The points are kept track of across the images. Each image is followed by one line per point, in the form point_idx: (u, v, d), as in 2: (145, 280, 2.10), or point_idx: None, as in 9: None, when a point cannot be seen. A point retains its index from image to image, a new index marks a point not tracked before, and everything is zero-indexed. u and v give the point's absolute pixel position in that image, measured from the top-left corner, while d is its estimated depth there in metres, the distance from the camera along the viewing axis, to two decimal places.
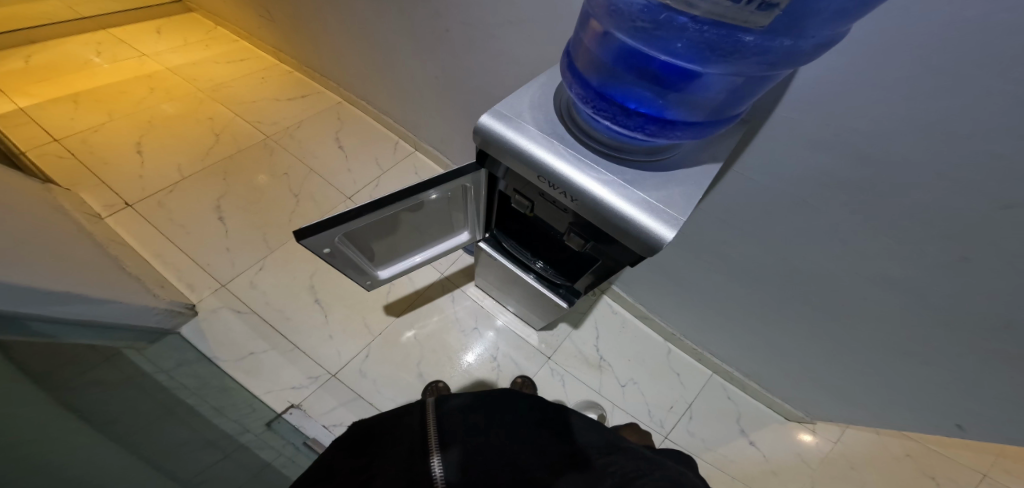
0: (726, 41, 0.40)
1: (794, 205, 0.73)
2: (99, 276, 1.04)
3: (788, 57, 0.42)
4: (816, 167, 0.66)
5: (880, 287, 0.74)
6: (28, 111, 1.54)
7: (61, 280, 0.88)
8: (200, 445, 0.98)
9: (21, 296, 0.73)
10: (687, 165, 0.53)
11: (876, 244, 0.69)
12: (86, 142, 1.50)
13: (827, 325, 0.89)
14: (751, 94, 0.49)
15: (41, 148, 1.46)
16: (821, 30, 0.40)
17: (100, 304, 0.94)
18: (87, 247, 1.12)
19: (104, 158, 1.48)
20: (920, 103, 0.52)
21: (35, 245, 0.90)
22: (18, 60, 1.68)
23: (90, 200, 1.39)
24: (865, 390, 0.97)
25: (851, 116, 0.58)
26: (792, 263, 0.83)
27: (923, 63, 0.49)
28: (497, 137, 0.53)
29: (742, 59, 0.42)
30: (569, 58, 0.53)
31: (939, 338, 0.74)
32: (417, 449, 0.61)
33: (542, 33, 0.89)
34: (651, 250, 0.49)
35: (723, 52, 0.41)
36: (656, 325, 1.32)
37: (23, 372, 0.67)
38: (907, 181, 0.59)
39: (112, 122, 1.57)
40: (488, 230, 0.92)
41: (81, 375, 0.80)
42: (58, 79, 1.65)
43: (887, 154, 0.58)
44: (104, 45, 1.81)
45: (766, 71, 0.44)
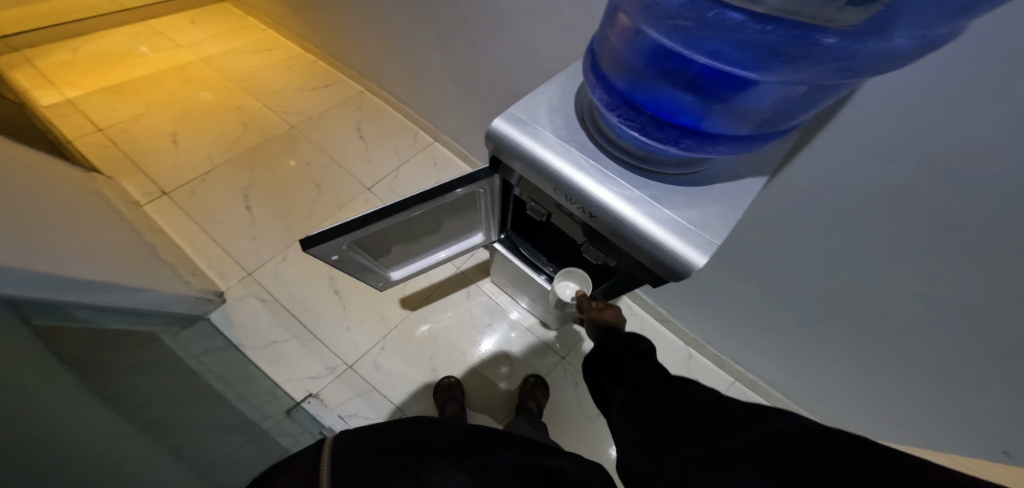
0: (793, 43, 0.36)
1: (837, 212, 0.67)
2: (135, 263, 1.05)
3: (872, 62, 0.36)
4: (870, 174, 0.59)
5: (933, 307, 0.68)
6: (74, 102, 1.58)
7: (100, 267, 0.89)
8: (225, 430, 1.00)
9: (66, 286, 0.76)
10: (723, 180, 0.48)
11: (934, 262, 0.62)
12: (126, 132, 1.54)
13: (868, 340, 0.83)
14: (808, 106, 0.44)
15: (86, 137, 1.50)
16: (923, 29, 0.34)
17: (137, 292, 0.98)
18: (125, 235, 1.13)
19: (141, 147, 1.51)
20: (1009, 112, 0.45)
21: (77, 232, 0.92)
22: (65, 52, 1.72)
23: (129, 188, 1.42)
24: (906, 410, 0.90)
25: (921, 120, 0.51)
26: (831, 274, 0.77)
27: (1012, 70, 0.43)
28: (511, 143, 0.49)
29: (811, 66, 0.37)
30: (593, 58, 0.49)
31: (998, 364, 0.68)
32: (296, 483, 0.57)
33: (565, 24, 0.85)
34: (678, 276, 0.45)
35: (786, 57, 0.37)
36: (677, 328, 1.27)
37: (59, 359, 0.68)
38: (979, 199, 0.52)
39: (150, 112, 1.60)
40: (502, 232, 0.90)
41: (118, 360, 0.83)
42: (102, 71, 1.69)
43: (957, 168, 0.52)
44: (144, 36, 1.83)
45: (837, 79, 0.38)
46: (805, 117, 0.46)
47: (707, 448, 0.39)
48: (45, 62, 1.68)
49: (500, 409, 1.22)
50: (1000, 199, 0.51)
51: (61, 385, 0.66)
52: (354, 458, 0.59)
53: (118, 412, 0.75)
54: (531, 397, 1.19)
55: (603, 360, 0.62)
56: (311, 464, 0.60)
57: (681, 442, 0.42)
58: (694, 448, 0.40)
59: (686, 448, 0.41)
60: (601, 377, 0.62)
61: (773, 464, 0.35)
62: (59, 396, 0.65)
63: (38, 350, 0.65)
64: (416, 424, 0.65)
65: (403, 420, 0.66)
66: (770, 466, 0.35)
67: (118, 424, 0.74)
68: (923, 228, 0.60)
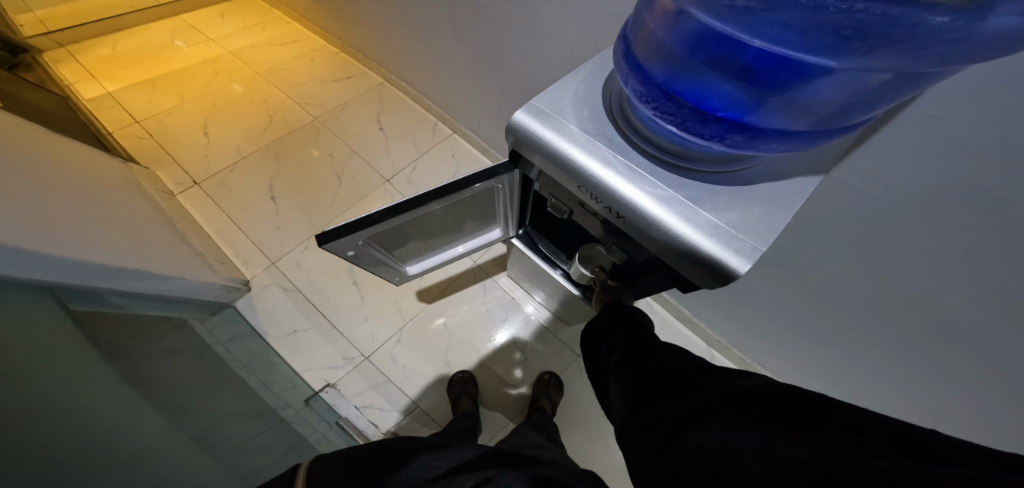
0: (884, 26, 0.32)
1: (888, 214, 0.61)
2: (168, 252, 1.07)
3: (985, 47, 0.31)
4: (925, 174, 0.54)
5: (988, 320, 0.62)
6: (113, 94, 1.63)
7: (135, 256, 0.91)
8: (248, 417, 1.02)
9: (105, 275, 0.78)
10: (768, 179, 0.45)
11: (993, 270, 0.57)
12: (161, 123, 1.57)
13: (909, 352, 0.77)
14: (877, 101, 0.40)
15: (124, 129, 1.54)
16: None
17: (171, 281, 0.99)
18: (160, 225, 1.16)
19: (175, 138, 1.55)
20: None
21: (113, 220, 0.95)
22: (106, 47, 1.77)
23: (164, 178, 1.46)
24: (953, 429, 0.83)
25: (999, 117, 0.45)
26: (875, 279, 0.71)
27: None
28: (533, 136, 0.47)
29: (894, 52, 0.33)
30: (626, 45, 0.46)
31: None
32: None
33: (591, 9, 0.81)
34: (717, 282, 0.42)
35: (873, 41, 0.33)
36: (700, 329, 1.22)
37: (93, 347, 0.70)
38: None
39: (184, 104, 1.63)
40: (521, 227, 0.87)
41: (146, 348, 0.84)
42: (139, 64, 1.73)
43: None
44: (178, 31, 1.87)
45: (930, 67, 0.34)
46: (874, 111, 0.42)
47: (690, 403, 0.46)
48: (87, 56, 1.73)
49: (513, 407, 1.21)
50: None
51: (94, 370, 0.68)
52: (329, 466, 0.61)
53: (148, 401, 0.77)
54: (544, 395, 1.16)
55: (597, 331, 0.66)
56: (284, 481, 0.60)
57: (668, 401, 0.48)
58: (678, 404, 0.47)
59: (673, 404, 0.47)
60: (596, 349, 0.65)
61: (744, 412, 0.41)
62: (90, 384, 0.67)
63: (76, 337, 0.68)
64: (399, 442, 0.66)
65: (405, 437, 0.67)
66: (745, 415, 0.41)
67: (147, 412, 0.76)
68: (989, 235, 0.54)
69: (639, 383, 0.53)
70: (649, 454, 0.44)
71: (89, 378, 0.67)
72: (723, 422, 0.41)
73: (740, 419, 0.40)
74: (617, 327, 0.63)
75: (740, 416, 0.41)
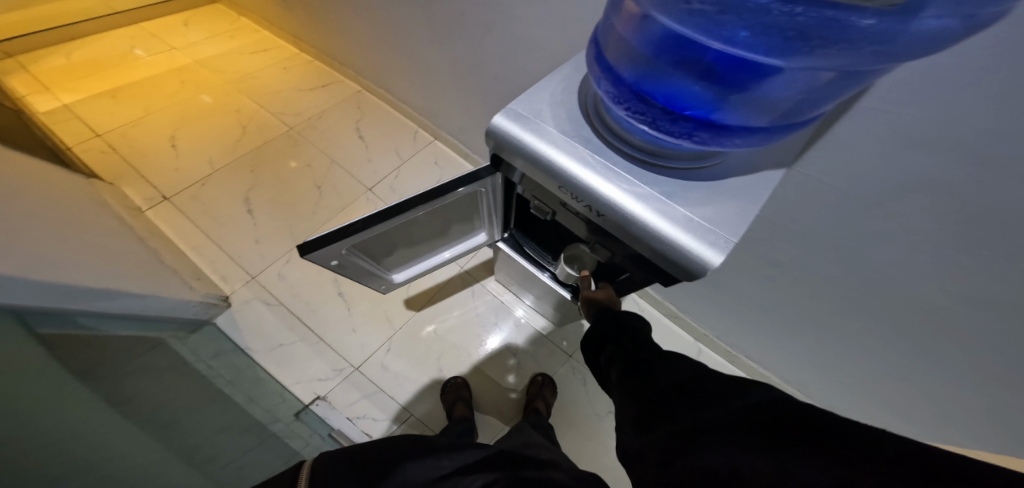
0: (823, 27, 0.35)
1: (856, 207, 0.65)
2: (139, 270, 1.05)
3: (915, 44, 0.35)
4: (884, 167, 0.58)
5: (955, 303, 0.66)
6: (72, 107, 1.58)
7: (102, 277, 0.89)
8: (240, 430, 1.00)
9: (66, 295, 0.75)
10: (738, 174, 0.47)
11: (956, 256, 0.60)
12: (125, 136, 1.53)
13: (884, 337, 0.81)
14: (832, 94, 0.43)
15: (85, 143, 1.49)
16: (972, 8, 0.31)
17: (142, 299, 0.97)
18: (129, 242, 1.13)
19: (141, 152, 1.51)
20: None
21: (79, 240, 0.92)
22: (60, 57, 1.72)
23: (131, 194, 1.42)
24: (929, 408, 0.88)
25: (939, 111, 0.49)
26: (847, 268, 0.75)
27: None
28: (513, 139, 0.48)
29: (839, 52, 0.36)
30: (598, 48, 0.48)
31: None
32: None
33: (567, 12, 0.82)
34: (694, 276, 0.44)
35: (816, 42, 0.36)
36: (686, 323, 1.25)
37: (68, 369, 0.68)
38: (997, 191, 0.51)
39: (149, 116, 1.59)
40: (506, 230, 0.89)
41: (126, 368, 0.82)
42: (99, 74, 1.69)
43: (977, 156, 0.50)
44: (138, 39, 1.83)
45: (871, 64, 0.37)
46: (829, 105, 0.45)
47: (693, 418, 0.44)
48: (40, 67, 1.67)
49: (508, 411, 1.21)
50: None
51: (70, 392, 0.66)
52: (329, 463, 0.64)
53: (129, 420, 0.76)
54: (539, 396, 1.17)
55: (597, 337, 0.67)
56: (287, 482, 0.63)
57: (668, 416, 0.47)
58: (675, 423, 0.45)
59: (673, 421, 0.46)
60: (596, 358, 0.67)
61: (744, 431, 0.40)
62: (66, 404, 0.65)
63: (51, 359, 0.66)
64: (397, 443, 0.66)
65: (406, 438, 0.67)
66: (747, 436, 0.39)
67: (126, 434, 0.75)
68: (949, 222, 0.57)
69: (641, 392, 0.52)
70: (648, 465, 0.45)
71: (65, 399, 0.66)
72: (725, 442, 0.40)
73: (742, 440, 0.39)
74: (612, 333, 0.65)
75: (744, 434, 0.39)
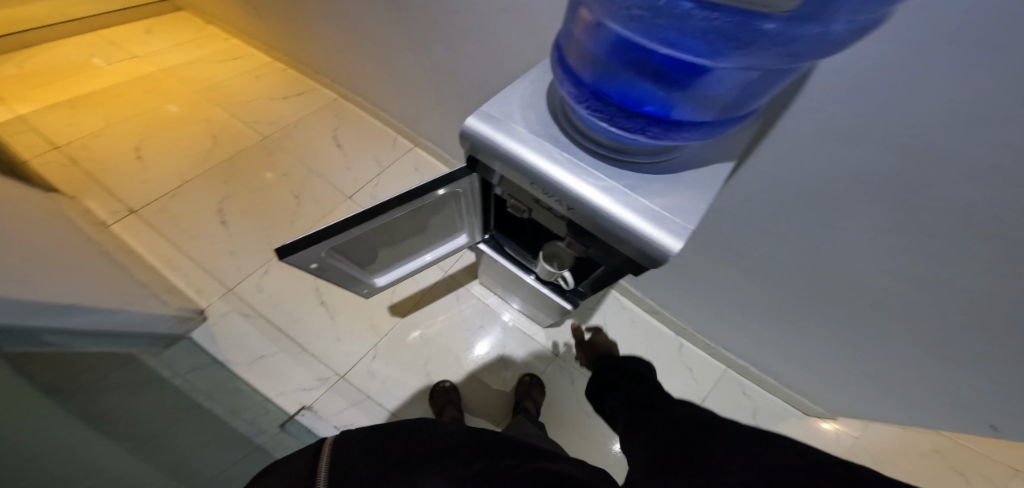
0: (737, 29, 0.39)
1: (815, 198, 0.70)
2: (106, 285, 1.03)
3: (822, 44, 0.40)
4: (833, 158, 0.63)
5: (905, 285, 0.72)
6: (27, 119, 1.53)
7: (69, 292, 0.87)
8: (222, 443, 1.02)
9: (34, 310, 0.73)
10: (694, 167, 0.51)
11: (905, 242, 0.66)
12: (87, 148, 1.49)
13: (846, 321, 0.87)
14: (766, 88, 0.47)
15: (43, 156, 1.45)
16: (853, 15, 0.38)
17: (112, 314, 0.96)
18: (95, 258, 1.10)
19: (105, 165, 1.47)
20: (955, 96, 0.47)
21: (42, 255, 0.89)
22: (13, 66, 1.66)
23: (95, 208, 1.38)
24: (892, 386, 0.94)
25: (877, 107, 0.54)
26: (810, 257, 0.80)
27: (947, 56, 0.45)
28: (485, 139, 0.51)
29: (760, 51, 0.40)
30: (560, 52, 0.51)
31: (973, 336, 0.71)
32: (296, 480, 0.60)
33: (540, 21, 0.86)
34: (657, 261, 0.48)
35: (739, 44, 0.40)
36: (666, 318, 1.30)
37: (35, 384, 0.67)
38: (934, 178, 0.56)
39: (111, 127, 1.56)
40: (487, 231, 0.91)
41: (96, 383, 0.81)
42: (56, 84, 1.64)
43: (913, 147, 0.55)
44: (96, 47, 1.79)
45: (786, 64, 0.42)
46: (762, 101, 0.50)
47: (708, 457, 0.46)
48: None
49: (497, 412, 1.23)
50: (954, 175, 0.54)
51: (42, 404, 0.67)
52: (349, 447, 0.63)
53: (100, 433, 0.76)
54: (528, 397, 1.19)
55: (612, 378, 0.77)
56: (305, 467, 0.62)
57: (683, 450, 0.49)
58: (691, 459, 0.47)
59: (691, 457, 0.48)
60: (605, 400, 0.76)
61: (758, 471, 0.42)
62: (35, 416, 0.65)
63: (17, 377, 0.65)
64: (417, 431, 0.66)
65: (425, 425, 0.67)
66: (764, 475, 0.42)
67: (99, 447, 0.75)
68: (897, 209, 0.62)
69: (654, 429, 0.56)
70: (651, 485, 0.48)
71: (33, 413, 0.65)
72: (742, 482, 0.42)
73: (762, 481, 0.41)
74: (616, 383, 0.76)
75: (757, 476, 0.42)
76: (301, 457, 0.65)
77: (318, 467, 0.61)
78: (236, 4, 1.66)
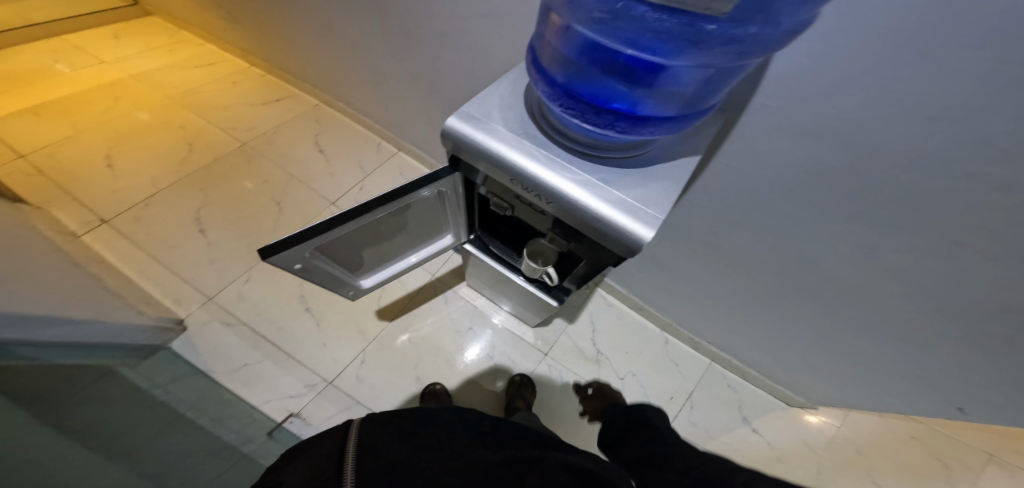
0: (686, 31, 0.42)
1: (785, 191, 0.74)
2: (77, 297, 1.00)
3: (768, 42, 0.43)
4: (800, 153, 0.67)
5: (871, 272, 0.76)
6: None
7: (39, 303, 0.86)
8: (205, 456, 0.98)
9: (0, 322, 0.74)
10: (665, 160, 0.54)
11: (869, 230, 0.70)
12: (53, 156, 1.45)
13: (820, 310, 0.91)
14: (724, 84, 0.50)
15: (6, 165, 1.39)
16: (791, 16, 0.41)
17: (83, 325, 0.94)
18: (66, 268, 1.06)
19: (73, 173, 1.43)
20: (907, 87, 0.52)
21: (11, 266, 0.88)
22: None
23: (63, 218, 1.33)
24: (865, 371, 0.98)
25: (834, 103, 0.58)
26: (784, 249, 0.84)
27: (897, 48, 0.50)
28: (466, 138, 0.53)
29: (711, 50, 0.43)
30: (534, 55, 0.54)
31: (935, 319, 0.76)
32: (332, 465, 0.57)
33: (517, 27, 0.89)
34: (632, 251, 0.50)
35: (692, 44, 0.43)
36: (651, 314, 1.33)
37: (13, 399, 0.67)
38: (892, 166, 0.60)
39: (78, 134, 1.52)
40: (472, 232, 0.93)
41: (75, 395, 0.79)
42: (18, 89, 1.59)
43: (870, 139, 0.59)
44: (61, 52, 1.76)
45: (737, 61, 0.45)
46: (719, 97, 0.52)
47: None
48: None
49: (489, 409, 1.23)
50: (908, 161, 0.58)
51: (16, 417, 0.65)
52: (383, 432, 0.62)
53: (81, 444, 0.74)
54: (519, 396, 1.20)
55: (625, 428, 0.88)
56: (336, 451, 0.59)
57: None
58: None
59: None
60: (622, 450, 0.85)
61: None
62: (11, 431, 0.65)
63: None
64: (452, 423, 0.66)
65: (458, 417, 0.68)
66: None
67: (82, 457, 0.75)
68: (860, 198, 0.67)
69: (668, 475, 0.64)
70: None
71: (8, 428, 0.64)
72: None
73: None
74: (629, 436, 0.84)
75: None
76: (326, 440, 0.61)
77: (350, 451, 0.58)
78: (210, 9, 1.65)
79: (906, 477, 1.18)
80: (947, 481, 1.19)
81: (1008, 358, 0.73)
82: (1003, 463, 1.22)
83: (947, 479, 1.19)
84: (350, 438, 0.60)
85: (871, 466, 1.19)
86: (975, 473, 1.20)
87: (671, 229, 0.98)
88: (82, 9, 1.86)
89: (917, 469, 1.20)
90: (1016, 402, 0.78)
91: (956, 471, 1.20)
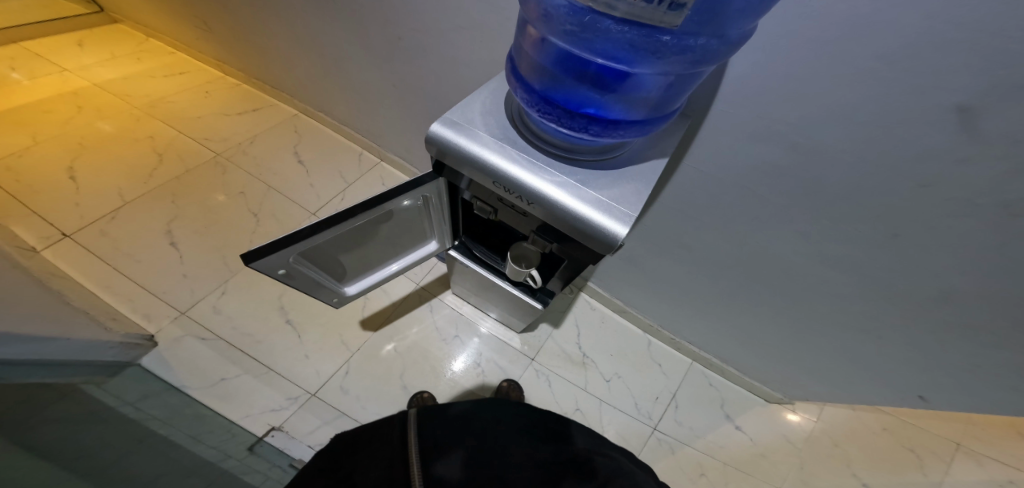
0: (647, 40, 0.44)
1: (753, 195, 0.78)
2: (40, 312, 0.95)
3: (718, 49, 0.47)
4: (762, 158, 0.71)
5: (832, 270, 0.81)
6: None
7: (5, 319, 0.82)
8: (181, 475, 0.93)
9: None
10: (637, 162, 0.57)
11: (828, 230, 0.75)
12: (11, 169, 1.39)
13: (790, 308, 0.96)
14: (685, 91, 0.53)
15: None
16: (733, 26, 0.45)
17: (53, 341, 0.89)
18: (26, 284, 1.02)
19: (33, 186, 1.37)
20: (853, 94, 0.56)
21: None
22: None
23: (22, 232, 1.28)
24: (835, 366, 1.03)
25: (790, 110, 0.62)
26: (754, 251, 0.88)
27: (838, 59, 0.54)
28: (449, 143, 0.55)
29: (671, 58, 0.46)
30: (514, 64, 0.56)
31: (891, 312, 0.81)
32: (398, 457, 0.64)
33: (493, 39, 0.92)
34: (608, 247, 0.52)
35: (654, 52, 0.45)
36: (633, 317, 1.36)
37: None
38: (842, 169, 0.65)
39: (38, 145, 1.46)
40: (456, 237, 0.94)
41: (38, 413, 0.76)
42: None
43: (822, 144, 0.64)
44: (18, 60, 1.70)
45: (693, 69, 0.48)
46: (683, 101, 0.56)
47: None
48: None
49: None
50: (855, 164, 0.63)
51: None
52: (435, 425, 0.68)
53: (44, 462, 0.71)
54: None
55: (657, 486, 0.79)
56: (398, 444, 0.66)
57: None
58: None
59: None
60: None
61: None
62: None
63: None
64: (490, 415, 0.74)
65: (496, 407, 0.76)
66: None
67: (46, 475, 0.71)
68: (820, 200, 0.71)
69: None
70: None
71: None
72: None
73: None
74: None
75: None
76: (388, 435, 0.68)
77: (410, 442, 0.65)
78: (183, 19, 1.63)
79: (884, 470, 1.23)
80: (920, 471, 1.24)
81: (957, 345, 0.78)
82: (969, 451, 1.28)
83: (921, 470, 1.24)
84: (410, 429, 0.67)
85: (849, 459, 1.24)
86: (945, 462, 1.26)
87: (649, 234, 1.01)
88: (42, 16, 1.81)
89: (891, 460, 1.25)
90: (969, 387, 0.83)
91: (927, 461, 1.25)
